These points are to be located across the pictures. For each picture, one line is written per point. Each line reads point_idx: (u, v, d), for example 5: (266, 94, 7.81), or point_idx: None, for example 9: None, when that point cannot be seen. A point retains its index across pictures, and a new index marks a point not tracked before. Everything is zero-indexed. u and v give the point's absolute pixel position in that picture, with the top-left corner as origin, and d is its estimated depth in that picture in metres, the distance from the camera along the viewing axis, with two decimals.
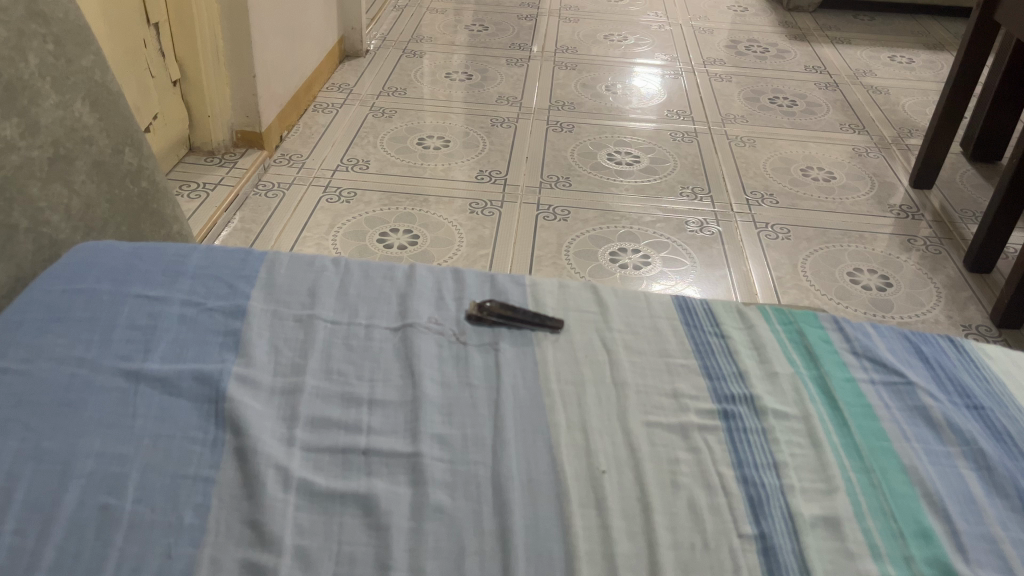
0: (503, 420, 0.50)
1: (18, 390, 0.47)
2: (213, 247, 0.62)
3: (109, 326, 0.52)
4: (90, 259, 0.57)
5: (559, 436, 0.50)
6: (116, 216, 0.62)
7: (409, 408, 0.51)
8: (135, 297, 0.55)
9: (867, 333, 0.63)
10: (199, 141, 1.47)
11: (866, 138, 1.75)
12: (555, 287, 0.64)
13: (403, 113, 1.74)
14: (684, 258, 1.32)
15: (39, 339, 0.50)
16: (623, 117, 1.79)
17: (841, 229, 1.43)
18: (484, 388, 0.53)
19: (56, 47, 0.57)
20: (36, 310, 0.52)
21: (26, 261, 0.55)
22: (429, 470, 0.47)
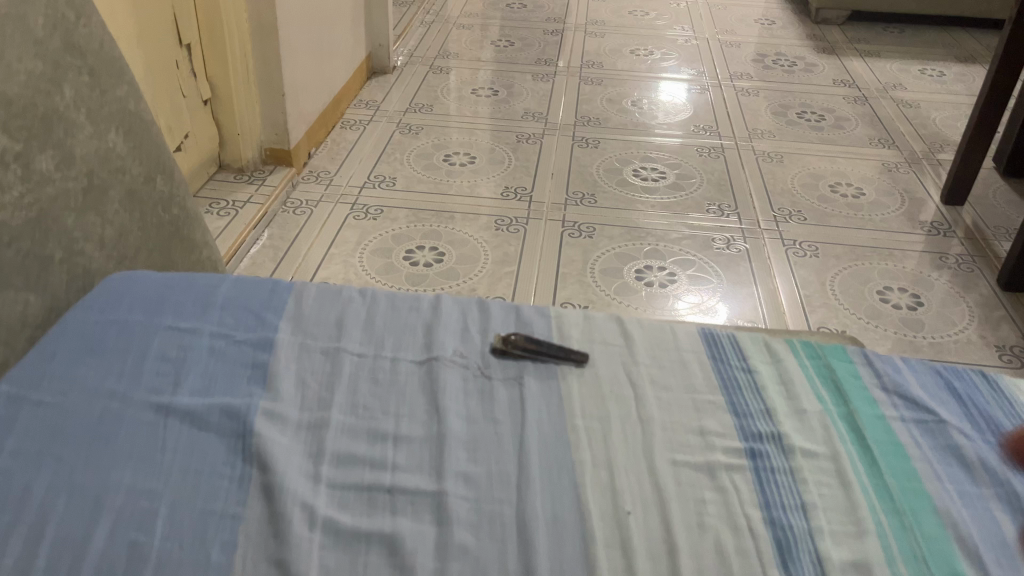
0: (528, 458, 0.50)
1: (53, 422, 0.48)
2: (242, 276, 0.63)
3: (139, 358, 0.53)
4: (122, 291, 0.58)
5: (584, 475, 0.50)
6: (147, 245, 0.64)
7: (434, 444, 0.51)
8: (165, 329, 0.56)
9: (897, 368, 0.62)
10: (229, 159, 1.49)
11: (896, 153, 1.73)
12: (580, 320, 0.64)
13: (429, 129, 1.75)
14: (711, 275, 1.32)
15: (72, 372, 0.51)
16: (649, 132, 1.79)
17: (870, 246, 1.42)
18: (509, 424, 0.53)
19: (91, 78, 0.58)
20: (70, 342, 0.53)
21: (60, 292, 0.56)
22: (453, 509, 0.47)
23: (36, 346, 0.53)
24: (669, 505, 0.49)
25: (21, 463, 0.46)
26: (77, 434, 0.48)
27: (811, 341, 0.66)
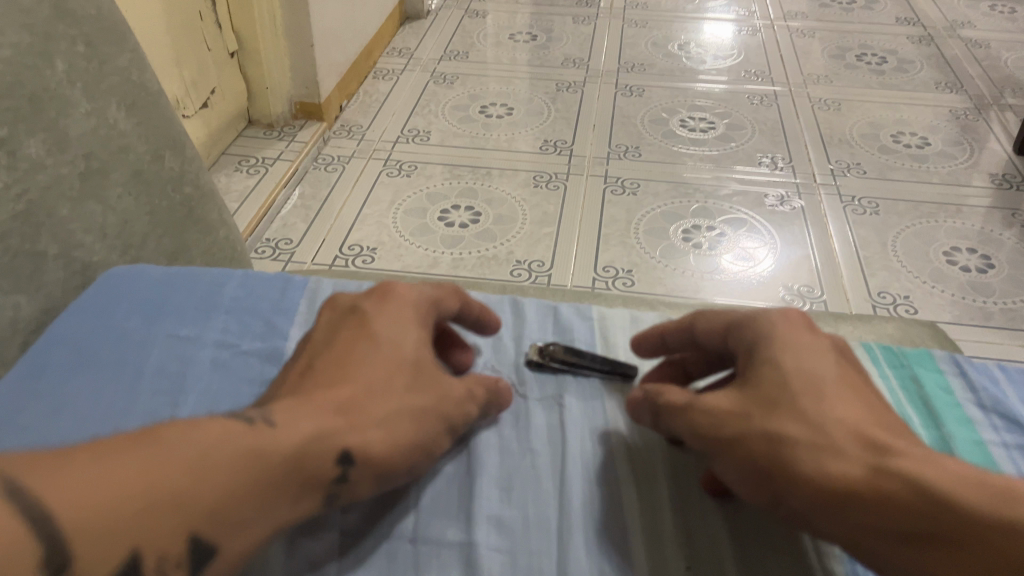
0: (567, 500, 0.48)
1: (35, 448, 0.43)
2: (251, 274, 0.59)
3: (138, 373, 0.49)
4: (119, 294, 0.54)
5: (625, 519, 0.47)
6: (155, 230, 0.60)
7: (465, 484, 0.49)
8: (166, 338, 0.52)
9: (997, 381, 0.57)
10: (258, 114, 1.45)
11: (964, 98, 1.61)
12: (624, 323, 0.64)
13: (465, 79, 1.67)
14: (764, 234, 1.24)
15: (62, 392, 0.47)
16: (696, 79, 1.69)
17: (935, 202, 1.32)
18: (547, 458, 0.51)
19: (87, 48, 0.53)
20: (61, 352, 0.49)
21: (56, 290, 0.53)
22: (484, 561, 0.44)
23: (27, 352, 0.50)
24: (711, 551, 0.46)
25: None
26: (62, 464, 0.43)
27: (892, 346, 0.62)
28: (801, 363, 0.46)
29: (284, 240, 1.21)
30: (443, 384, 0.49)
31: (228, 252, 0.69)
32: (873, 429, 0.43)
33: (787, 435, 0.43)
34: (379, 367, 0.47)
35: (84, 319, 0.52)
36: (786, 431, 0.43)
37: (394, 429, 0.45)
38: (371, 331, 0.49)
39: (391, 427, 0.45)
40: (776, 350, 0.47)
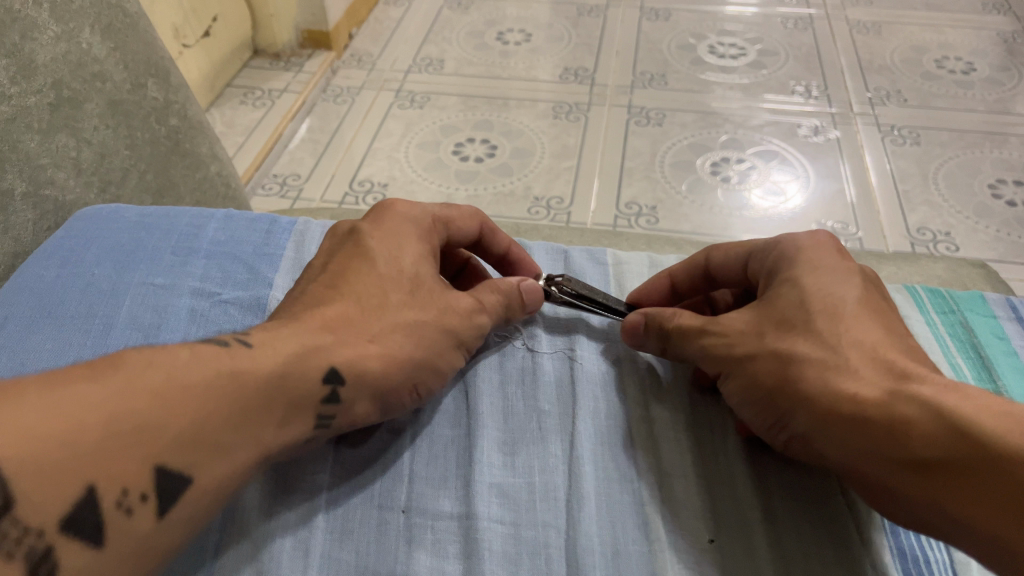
0: (578, 469, 0.44)
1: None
2: (234, 214, 0.55)
3: (107, 326, 0.45)
4: (90, 237, 0.50)
5: (643, 490, 0.43)
6: (133, 166, 0.56)
7: (465, 448, 0.45)
8: (139, 285, 0.48)
9: None
10: (264, 44, 1.39)
11: (1014, 19, 1.51)
12: (643, 269, 0.60)
13: (480, 3, 1.59)
14: (796, 167, 1.18)
15: (24, 348, 0.43)
16: (726, 1, 1.60)
17: (981, 132, 1.25)
18: (558, 417, 0.47)
19: None
20: (24, 303, 0.46)
21: (26, 232, 0.49)
22: (484, 539, 0.41)
23: None
24: (731, 519, 0.42)
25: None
26: None
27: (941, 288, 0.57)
28: (824, 282, 0.44)
29: (292, 175, 1.17)
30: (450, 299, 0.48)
31: (219, 186, 0.67)
32: (887, 351, 0.41)
33: (800, 355, 0.42)
34: (378, 287, 0.47)
35: (49, 265, 0.48)
36: (799, 352, 0.42)
37: (389, 344, 0.44)
38: (364, 248, 0.49)
39: (384, 342, 0.44)
40: (798, 269, 0.45)
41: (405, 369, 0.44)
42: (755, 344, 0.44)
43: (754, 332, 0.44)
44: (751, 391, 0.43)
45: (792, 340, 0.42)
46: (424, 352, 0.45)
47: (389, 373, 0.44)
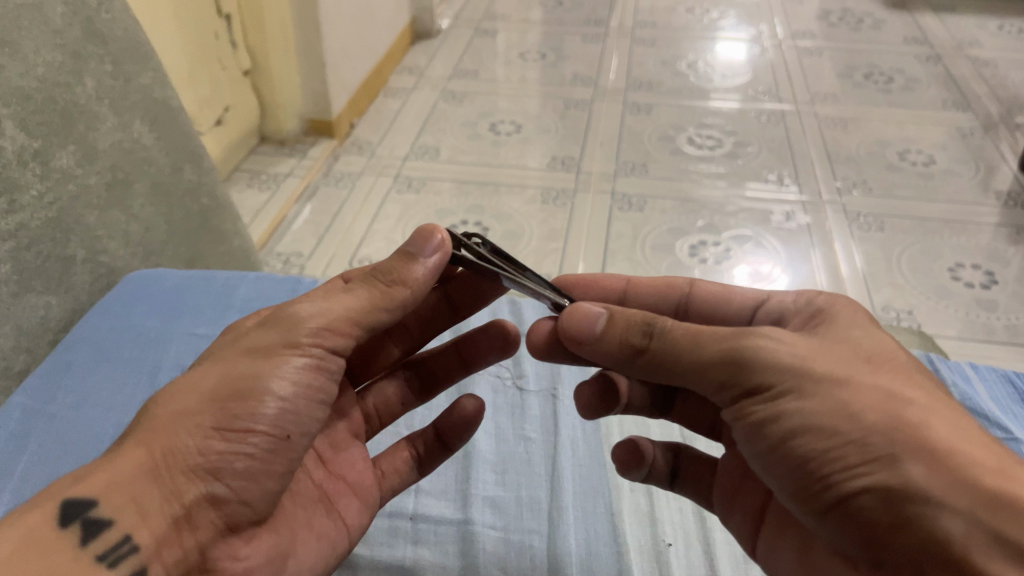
0: (556, 485, 0.59)
1: (66, 439, 0.51)
2: (264, 274, 0.65)
3: (156, 368, 0.56)
4: (140, 292, 0.61)
5: (601, 504, 0.58)
6: (176, 240, 0.66)
7: (464, 470, 0.60)
8: (182, 335, 0.59)
9: (966, 377, 0.66)
10: (271, 130, 1.49)
11: (970, 116, 1.63)
12: None
13: (473, 97, 1.71)
14: (769, 250, 1.26)
15: (87, 384, 0.54)
16: (704, 97, 1.72)
17: (941, 219, 1.34)
18: (540, 444, 0.63)
19: (113, 66, 0.57)
20: (85, 350, 0.56)
21: (82, 293, 0.59)
22: (478, 538, 0.55)
23: (56, 347, 0.57)
24: (663, 531, 0.57)
25: (33, 480, 0.48)
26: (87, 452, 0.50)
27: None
28: (878, 336, 0.45)
29: (295, 253, 1.25)
30: (268, 329, 0.46)
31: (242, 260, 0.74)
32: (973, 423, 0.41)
33: (884, 387, 0.41)
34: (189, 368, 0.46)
35: (107, 318, 0.59)
36: (885, 384, 0.41)
37: (167, 415, 0.42)
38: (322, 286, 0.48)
39: (164, 419, 0.41)
40: (865, 327, 0.46)
41: (196, 425, 0.41)
42: (827, 362, 0.42)
43: (801, 346, 0.42)
44: (813, 407, 0.40)
45: (864, 372, 0.41)
46: (221, 393, 0.42)
47: (170, 439, 0.41)
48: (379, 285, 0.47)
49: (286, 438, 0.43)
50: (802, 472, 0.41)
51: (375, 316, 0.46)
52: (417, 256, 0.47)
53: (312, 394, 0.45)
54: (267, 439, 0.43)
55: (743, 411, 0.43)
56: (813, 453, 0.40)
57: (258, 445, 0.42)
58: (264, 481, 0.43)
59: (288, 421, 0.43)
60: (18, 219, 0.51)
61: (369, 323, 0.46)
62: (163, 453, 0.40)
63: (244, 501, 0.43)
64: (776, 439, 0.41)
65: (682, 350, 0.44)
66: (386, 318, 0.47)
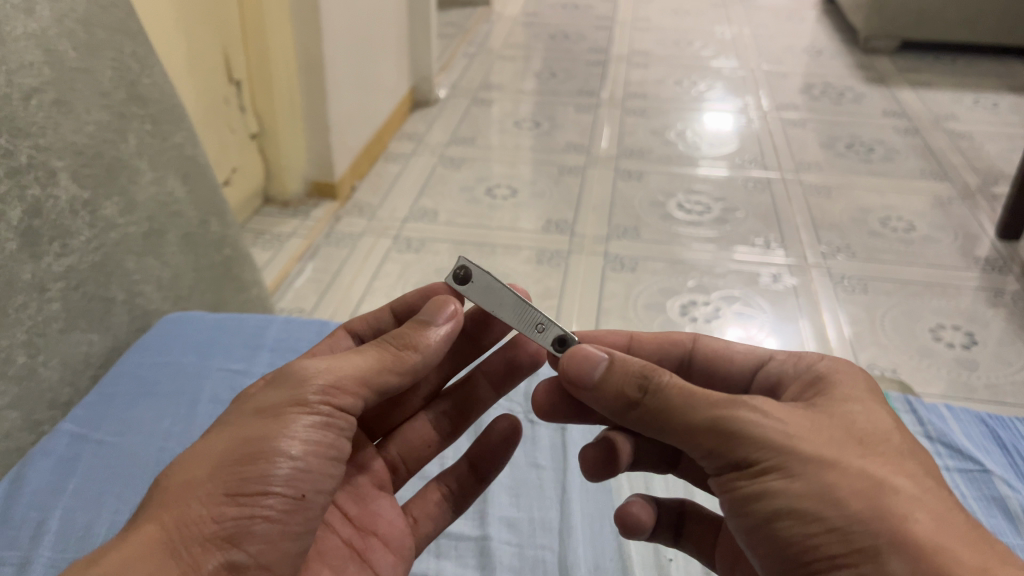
0: (565, 506, 0.67)
1: (113, 461, 0.61)
2: (288, 320, 0.77)
3: (194, 400, 0.67)
4: (177, 334, 0.72)
5: (605, 524, 0.66)
6: (200, 285, 0.79)
7: (483, 493, 0.68)
8: (218, 371, 0.70)
9: (941, 419, 0.80)
10: (275, 192, 1.53)
11: (949, 186, 1.70)
12: None
13: (471, 162, 1.77)
14: (756, 310, 1.31)
15: (131, 413, 0.65)
16: (693, 164, 1.79)
17: (922, 282, 1.40)
18: (550, 471, 0.71)
19: (152, 126, 0.72)
20: (128, 384, 0.67)
21: (121, 330, 0.70)
22: (496, 551, 0.63)
23: (98, 383, 0.68)
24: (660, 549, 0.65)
25: (89, 492, 0.58)
26: (136, 472, 0.60)
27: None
28: (872, 409, 0.47)
29: (297, 310, 1.29)
30: (274, 395, 0.48)
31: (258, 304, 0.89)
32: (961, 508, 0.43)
33: (872, 473, 0.42)
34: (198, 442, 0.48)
35: (146, 354, 0.70)
36: (874, 470, 0.43)
37: (178, 487, 0.44)
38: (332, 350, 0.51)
39: (176, 492, 0.44)
40: (860, 401, 0.48)
41: (207, 492, 0.43)
42: (817, 444, 0.44)
43: (786, 424, 0.44)
44: (800, 491, 0.42)
45: (852, 457, 0.43)
46: (231, 460, 0.45)
47: (183, 511, 0.43)
48: (391, 349, 0.51)
49: (303, 497, 0.46)
50: (786, 555, 0.43)
51: (382, 376, 0.50)
52: (430, 323, 0.53)
53: (325, 452, 0.47)
54: (283, 500, 0.45)
55: (730, 486, 0.45)
56: (797, 536, 0.42)
57: (274, 505, 0.44)
58: (284, 543, 0.45)
59: (301, 481, 0.46)
60: (70, 260, 0.63)
61: (378, 381, 0.50)
62: (178, 524, 0.42)
63: (263, 566, 0.44)
64: (763, 518, 0.44)
65: (674, 411, 0.45)
66: (394, 378, 0.51)
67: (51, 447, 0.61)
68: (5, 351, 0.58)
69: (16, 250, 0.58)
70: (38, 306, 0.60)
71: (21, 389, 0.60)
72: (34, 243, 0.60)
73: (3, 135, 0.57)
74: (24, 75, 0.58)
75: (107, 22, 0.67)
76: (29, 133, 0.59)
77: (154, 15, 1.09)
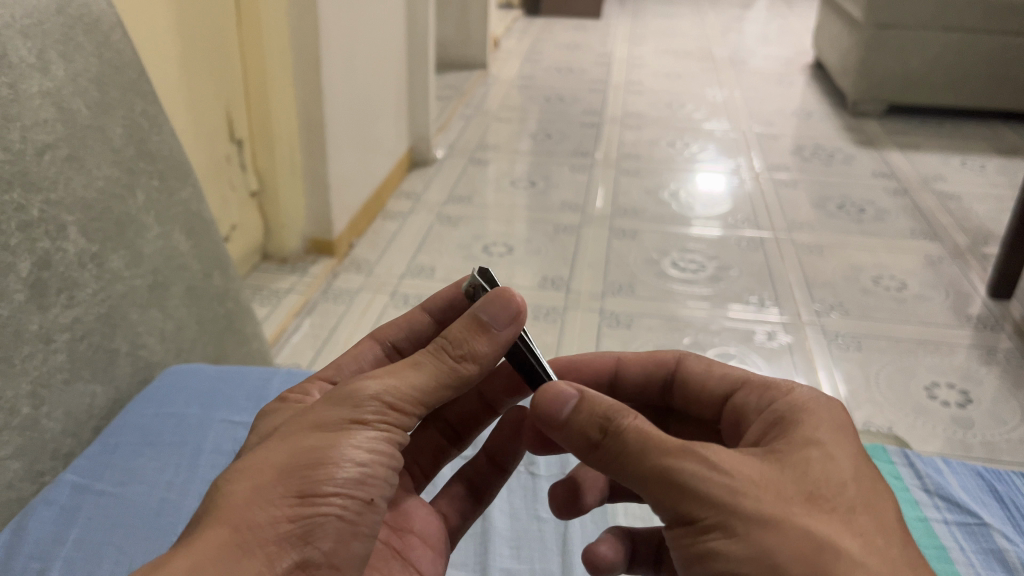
0: (567, 557, 0.68)
1: (114, 512, 0.61)
2: (292, 372, 0.78)
3: (197, 450, 0.67)
4: (181, 384, 0.73)
5: None
6: (203, 336, 0.80)
7: (483, 542, 0.69)
8: (221, 421, 0.71)
9: (937, 471, 0.80)
10: (272, 249, 1.54)
11: (939, 245, 1.73)
12: None
13: (468, 220, 1.79)
14: (752, 367, 1.32)
15: (134, 463, 0.65)
16: (687, 224, 1.82)
17: (915, 340, 1.41)
18: (552, 521, 0.72)
19: (160, 181, 0.73)
20: (132, 434, 0.68)
21: (124, 382, 0.71)
22: None
23: (101, 434, 0.68)
24: None
25: (89, 543, 0.58)
26: (136, 522, 0.60)
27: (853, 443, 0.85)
28: (839, 456, 0.46)
29: (294, 364, 1.29)
30: (329, 403, 0.47)
31: (259, 357, 0.89)
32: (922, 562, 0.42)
33: (819, 533, 0.41)
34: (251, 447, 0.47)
35: (149, 405, 0.70)
36: (820, 530, 0.41)
37: (243, 496, 0.43)
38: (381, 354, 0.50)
39: (239, 500, 0.43)
40: (821, 444, 0.46)
41: (279, 497, 0.43)
42: (766, 500, 0.42)
43: (736, 476, 0.43)
44: (744, 554, 0.41)
45: (803, 515, 0.42)
46: (297, 467, 0.44)
47: (253, 514, 0.42)
48: (448, 358, 0.50)
49: (368, 501, 0.46)
50: None
51: (438, 387, 0.50)
52: (489, 327, 0.50)
53: (387, 459, 0.47)
54: (352, 501, 0.45)
55: (679, 540, 0.44)
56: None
57: (344, 506, 0.45)
58: (350, 544, 0.46)
59: (368, 487, 0.46)
60: (76, 312, 0.64)
61: (434, 390, 0.49)
62: (251, 528, 0.42)
63: (332, 565, 0.45)
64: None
65: (631, 455, 0.44)
66: (448, 389, 0.50)
67: (53, 498, 0.61)
68: (10, 402, 0.58)
69: (24, 302, 0.59)
70: (44, 357, 0.61)
71: (23, 440, 0.60)
72: (42, 295, 0.61)
73: (15, 189, 0.58)
74: (38, 132, 0.60)
75: (119, 82, 0.69)
76: (41, 188, 0.60)
77: (161, 74, 1.12)
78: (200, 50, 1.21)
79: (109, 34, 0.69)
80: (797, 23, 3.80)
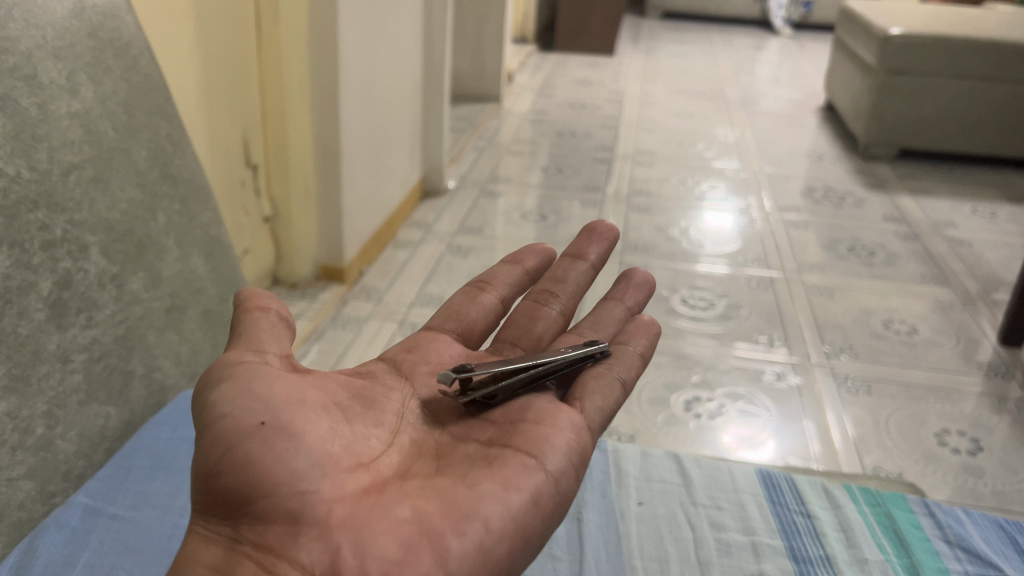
0: None
1: (126, 538, 0.62)
2: None
3: None
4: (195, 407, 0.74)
5: None
6: None
7: None
8: None
9: (955, 521, 0.80)
10: (284, 275, 1.53)
11: (949, 291, 1.72)
12: (637, 455, 0.87)
13: (478, 251, 1.80)
14: (761, 409, 1.30)
15: (145, 487, 0.66)
16: (695, 261, 1.81)
17: (926, 386, 1.40)
18: (568, 560, 0.72)
19: (181, 205, 0.74)
20: (142, 459, 0.68)
21: (138, 404, 0.70)
22: None
23: (112, 458, 0.68)
24: None
25: (99, 568, 0.59)
26: (145, 548, 0.61)
27: (873, 489, 0.86)
28: None
29: None
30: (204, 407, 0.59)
31: None
32: None
33: None
34: None
35: (163, 431, 0.71)
36: None
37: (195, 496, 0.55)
38: None
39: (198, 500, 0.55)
40: None
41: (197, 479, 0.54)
42: None
43: None
44: None
45: None
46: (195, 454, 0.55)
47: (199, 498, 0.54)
48: (238, 336, 0.61)
49: (261, 423, 0.54)
50: None
51: (243, 349, 0.59)
52: (247, 303, 0.62)
53: (248, 391, 0.56)
54: (239, 435, 0.54)
55: None
56: None
57: (235, 443, 0.53)
58: (275, 454, 0.53)
59: (245, 418, 0.54)
60: (94, 333, 0.64)
61: (244, 349, 0.59)
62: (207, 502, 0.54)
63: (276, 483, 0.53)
64: None
65: None
66: (263, 348, 0.60)
67: (63, 520, 0.62)
68: (26, 421, 0.58)
69: (43, 321, 0.59)
70: (60, 377, 0.61)
71: (36, 460, 0.60)
72: (61, 314, 0.61)
73: (39, 209, 0.59)
74: (64, 152, 0.61)
75: (146, 106, 0.70)
76: (65, 209, 0.61)
77: (182, 95, 1.13)
78: (221, 73, 1.23)
79: (137, 58, 0.69)
80: (810, 66, 3.82)
